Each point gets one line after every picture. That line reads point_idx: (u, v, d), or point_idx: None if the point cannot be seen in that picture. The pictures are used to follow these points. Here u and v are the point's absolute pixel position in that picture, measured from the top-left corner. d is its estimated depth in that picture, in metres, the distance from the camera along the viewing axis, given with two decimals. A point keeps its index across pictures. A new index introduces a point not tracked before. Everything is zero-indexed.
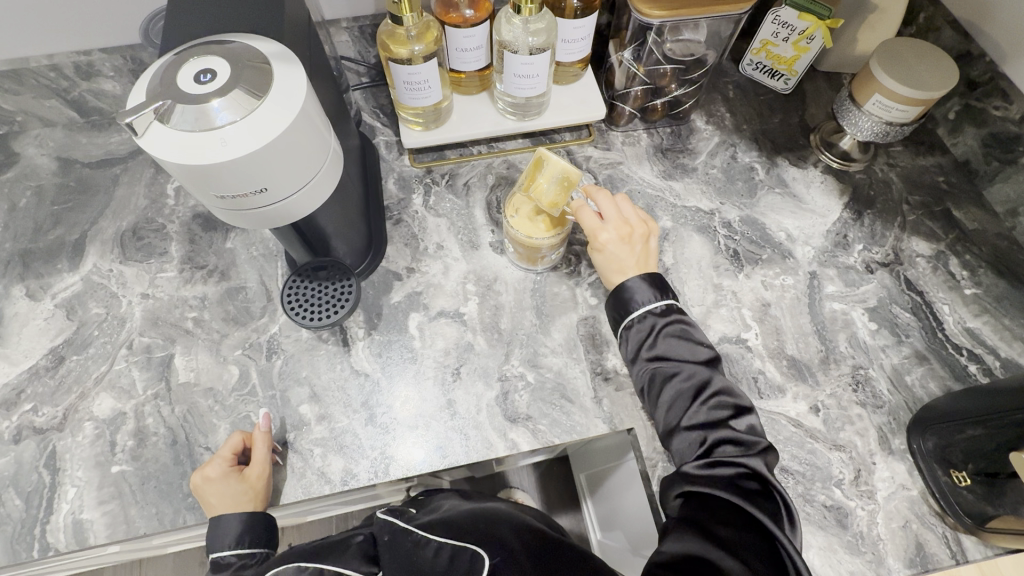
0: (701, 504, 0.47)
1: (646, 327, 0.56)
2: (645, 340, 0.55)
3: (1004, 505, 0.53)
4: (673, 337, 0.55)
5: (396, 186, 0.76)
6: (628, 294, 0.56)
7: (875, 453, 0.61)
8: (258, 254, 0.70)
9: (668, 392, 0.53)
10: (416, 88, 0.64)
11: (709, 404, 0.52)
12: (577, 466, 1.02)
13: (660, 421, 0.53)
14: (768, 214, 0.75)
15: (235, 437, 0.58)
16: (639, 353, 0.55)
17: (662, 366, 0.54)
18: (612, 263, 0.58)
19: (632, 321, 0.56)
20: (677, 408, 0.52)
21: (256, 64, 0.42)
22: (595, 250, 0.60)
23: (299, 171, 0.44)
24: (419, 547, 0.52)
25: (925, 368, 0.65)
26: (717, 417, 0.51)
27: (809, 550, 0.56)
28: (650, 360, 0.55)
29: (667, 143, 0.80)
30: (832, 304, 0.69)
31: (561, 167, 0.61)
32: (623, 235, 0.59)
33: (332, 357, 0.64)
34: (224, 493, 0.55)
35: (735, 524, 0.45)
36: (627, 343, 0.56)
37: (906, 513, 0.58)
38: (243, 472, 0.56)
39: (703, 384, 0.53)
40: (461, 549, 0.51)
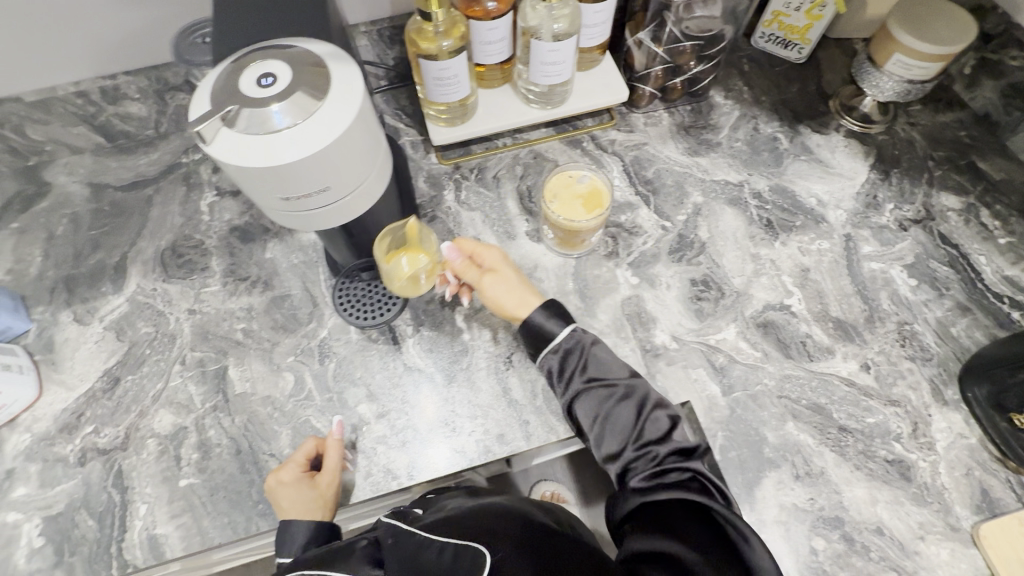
0: (658, 510, 0.48)
1: (577, 350, 0.57)
2: (578, 362, 0.56)
3: None
4: (602, 356, 0.57)
5: (427, 184, 0.77)
6: (535, 326, 0.58)
7: (929, 405, 0.61)
8: (299, 261, 0.71)
9: (608, 411, 0.54)
10: (445, 84, 0.65)
11: (649, 417, 0.54)
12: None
13: (606, 442, 0.54)
14: (797, 181, 0.76)
15: (309, 443, 0.58)
16: (575, 376, 0.56)
17: (600, 386, 0.55)
18: (519, 277, 0.62)
19: (558, 350, 0.57)
20: (619, 423, 0.54)
21: (312, 65, 0.42)
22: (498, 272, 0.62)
23: (351, 175, 0.45)
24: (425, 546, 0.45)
25: (969, 319, 0.66)
26: (653, 423, 0.54)
27: (876, 504, 0.57)
28: (587, 381, 0.56)
29: (688, 121, 0.81)
30: (871, 264, 0.70)
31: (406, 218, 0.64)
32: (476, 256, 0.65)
33: (385, 356, 0.65)
34: (295, 498, 0.55)
35: (693, 517, 0.47)
36: (560, 368, 0.57)
37: (968, 462, 0.58)
38: (315, 478, 0.56)
39: (640, 398, 0.55)
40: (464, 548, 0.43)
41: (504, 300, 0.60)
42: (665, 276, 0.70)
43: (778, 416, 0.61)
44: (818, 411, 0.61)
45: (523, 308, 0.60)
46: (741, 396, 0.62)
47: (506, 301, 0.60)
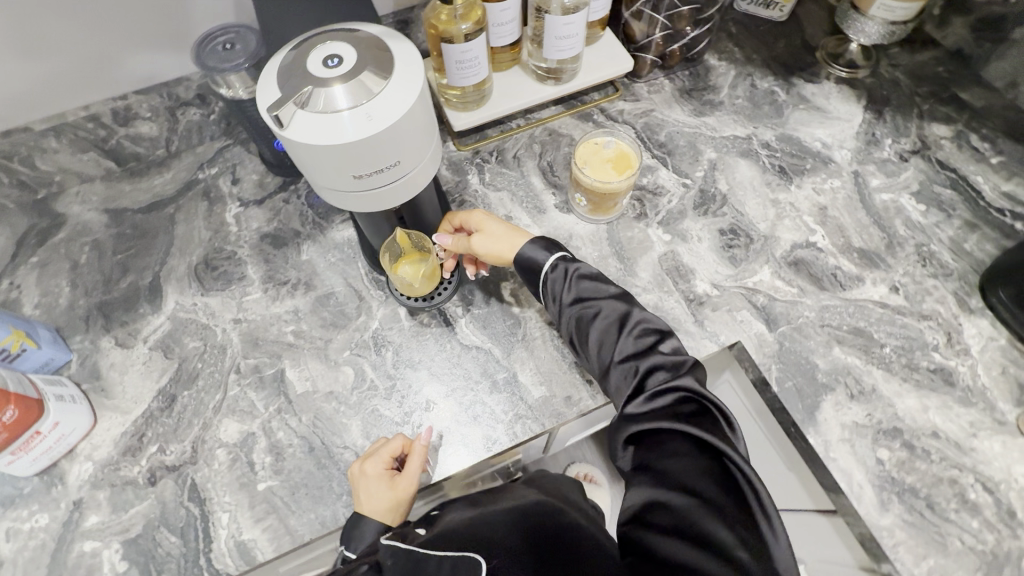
0: (650, 442, 0.51)
1: (560, 277, 0.61)
2: (563, 289, 0.60)
3: None
4: (584, 281, 0.60)
5: (450, 171, 0.78)
6: (527, 260, 0.62)
7: (958, 315, 0.65)
8: (337, 259, 0.72)
9: (595, 332, 0.58)
10: (467, 66, 0.66)
11: (634, 333, 0.57)
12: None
13: (598, 361, 0.58)
14: (800, 128, 0.80)
15: (397, 442, 0.57)
16: (561, 301, 0.60)
17: (584, 309, 0.59)
18: (502, 226, 0.65)
19: (543, 282, 0.62)
20: (606, 342, 0.58)
21: (373, 43, 0.43)
22: (482, 231, 0.65)
23: (418, 149, 0.45)
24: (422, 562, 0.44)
25: (978, 234, 0.71)
26: (638, 339, 0.57)
27: (928, 410, 0.60)
28: (573, 306, 0.60)
29: (688, 85, 0.85)
30: (881, 195, 0.74)
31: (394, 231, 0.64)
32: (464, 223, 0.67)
33: (440, 338, 0.66)
34: (371, 496, 0.54)
35: (682, 450, 0.48)
36: (549, 297, 0.61)
37: (1001, 361, 0.63)
38: (394, 479, 0.55)
39: (623, 319, 0.58)
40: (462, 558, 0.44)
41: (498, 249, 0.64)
42: (695, 230, 0.73)
43: (824, 343, 0.64)
44: (860, 333, 0.65)
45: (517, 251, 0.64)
46: (787, 329, 0.65)
47: (499, 253, 0.64)
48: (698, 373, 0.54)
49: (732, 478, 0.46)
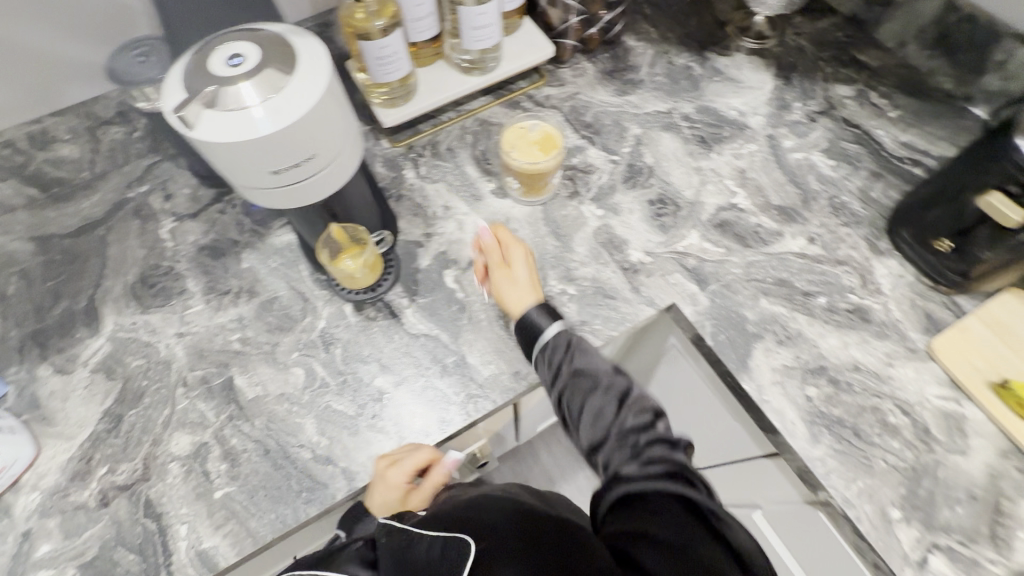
0: (636, 509, 0.47)
1: (562, 345, 0.59)
2: (563, 357, 0.58)
3: (970, 258, 0.62)
4: (586, 353, 0.59)
5: (385, 167, 0.80)
6: (529, 322, 0.61)
7: (870, 258, 0.71)
8: (278, 264, 0.72)
9: (591, 399, 0.55)
10: (387, 62, 0.68)
11: (633, 407, 0.55)
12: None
13: (589, 432, 0.55)
14: (716, 99, 0.85)
15: (427, 455, 0.58)
16: (560, 368, 0.58)
17: (579, 372, 0.57)
18: (527, 281, 0.64)
19: (542, 347, 0.59)
20: (603, 412, 0.55)
21: (276, 41, 0.44)
22: (509, 272, 0.65)
23: (332, 141, 0.46)
24: (413, 540, 0.47)
25: (883, 182, 0.76)
26: (632, 407, 0.54)
27: (849, 346, 0.65)
28: (571, 373, 0.57)
29: (610, 66, 0.88)
30: (794, 155, 0.79)
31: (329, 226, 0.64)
32: (502, 259, 0.67)
33: (388, 330, 0.67)
34: (387, 500, 0.57)
35: (671, 518, 0.45)
36: (546, 362, 0.59)
37: (910, 295, 0.68)
38: (412, 490, 0.59)
39: (623, 392, 0.56)
40: (453, 536, 0.45)
41: (507, 294, 0.64)
42: (626, 202, 0.76)
43: (752, 296, 0.68)
44: (783, 283, 0.69)
45: (523, 306, 0.63)
46: (717, 287, 0.69)
47: (508, 297, 0.64)
48: (691, 455, 0.52)
49: (717, 546, 0.44)
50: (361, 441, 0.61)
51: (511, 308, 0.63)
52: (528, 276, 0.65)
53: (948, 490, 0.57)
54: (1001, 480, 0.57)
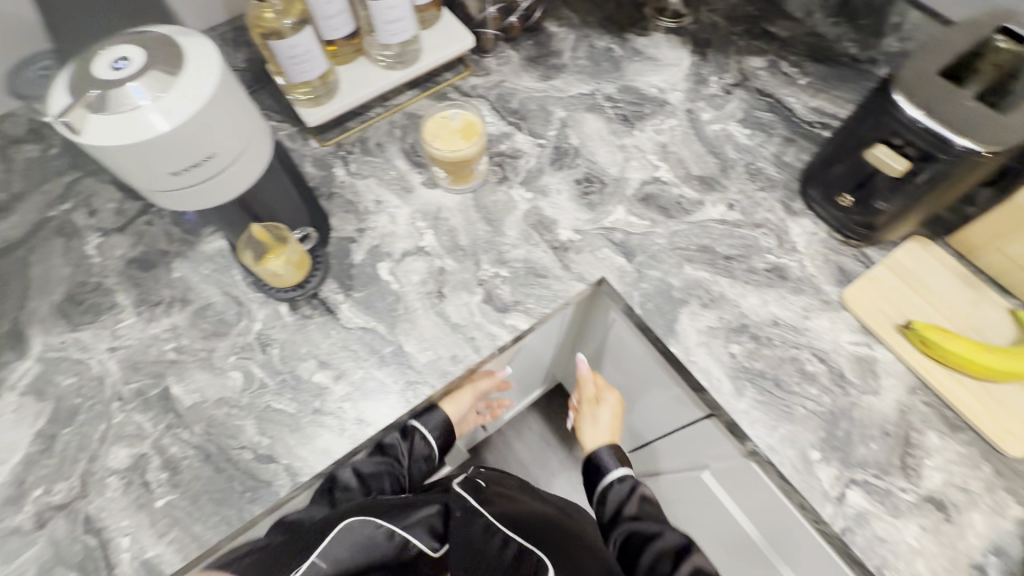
0: None
1: (624, 491, 0.73)
2: (624, 500, 0.73)
3: (870, 210, 0.66)
4: (644, 502, 0.73)
5: (315, 167, 0.80)
6: (598, 462, 0.77)
7: (785, 219, 0.74)
8: (210, 271, 0.72)
9: (651, 548, 0.66)
10: (301, 61, 0.67)
11: (689, 567, 0.64)
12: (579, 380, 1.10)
13: (644, 555, 0.66)
14: (637, 78, 0.87)
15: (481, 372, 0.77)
16: (624, 513, 0.71)
17: (633, 524, 0.69)
18: (605, 436, 0.79)
19: (606, 486, 0.75)
20: (656, 546, 0.66)
21: (164, 44, 0.44)
22: (597, 408, 0.82)
23: (232, 138, 0.47)
24: (489, 535, 0.62)
25: (795, 146, 0.80)
26: (681, 565, 0.64)
27: (768, 304, 0.68)
28: (631, 517, 0.70)
29: (534, 53, 0.90)
30: (712, 126, 0.82)
31: (250, 227, 0.64)
32: (591, 396, 0.83)
33: (324, 326, 0.68)
34: (458, 406, 0.74)
35: None
36: (614, 500, 0.73)
37: (823, 251, 0.71)
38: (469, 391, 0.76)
39: (681, 549, 0.65)
40: (528, 551, 0.60)
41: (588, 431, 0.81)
42: (554, 184, 0.78)
43: (676, 264, 0.71)
44: (706, 249, 0.72)
45: (595, 444, 0.79)
46: (643, 258, 0.71)
47: (586, 434, 0.80)
48: None
49: None
50: (302, 436, 0.61)
51: (586, 442, 0.80)
52: (611, 417, 0.81)
53: (863, 428, 0.60)
54: (911, 414, 0.61)
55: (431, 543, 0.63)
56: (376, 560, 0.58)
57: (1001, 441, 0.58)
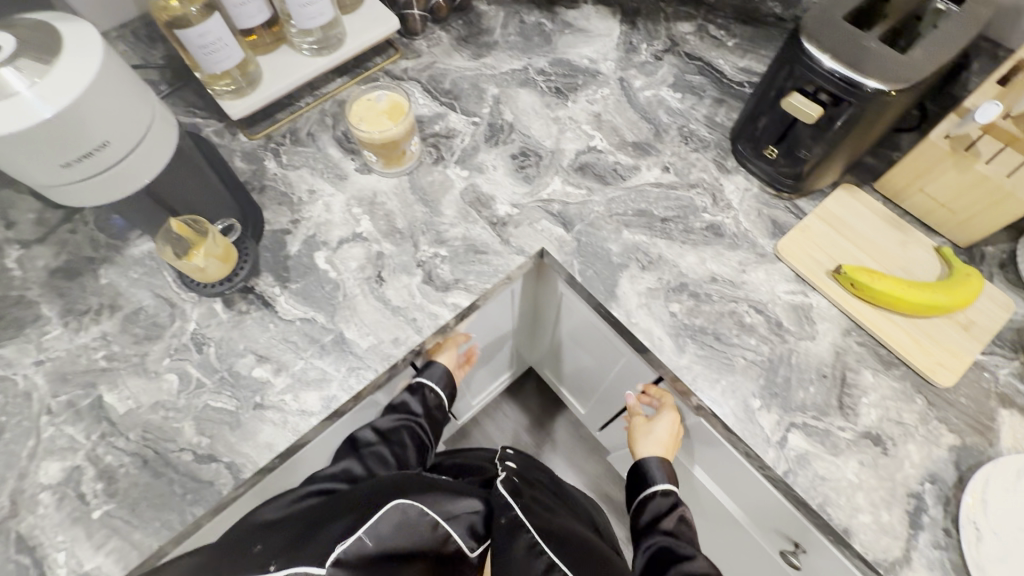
0: None
1: (665, 505, 0.66)
2: (663, 514, 0.65)
3: (795, 160, 0.67)
4: (686, 524, 0.64)
5: (244, 161, 0.78)
6: (644, 469, 0.68)
7: (719, 178, 0.75)
8: (139, 274, 0.70)
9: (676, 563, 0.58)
10: (213, 51, 0.65)
11: None
12: (545, 361, 1.09)
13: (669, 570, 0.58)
14: (568, 50, 0.87)
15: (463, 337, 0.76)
16: (659, 525, 0.64)
17: (666, 541, 0.61)
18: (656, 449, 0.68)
19: (646, 497, 0.67)
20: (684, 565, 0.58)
21: (41, 29, 0.43)
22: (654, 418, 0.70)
23: (126, 124, 0.46)
24: (532, 555, 0.56)
25: (726, 107, 0.81)
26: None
27: (705, 261, 0.69)
28: (665, 531, 0.63)
29: (464, 32, 0.89)
30: (645, 93, 0.83)
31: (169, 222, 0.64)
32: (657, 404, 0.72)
33: (262, 320, 0.66)
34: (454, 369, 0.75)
35: None
36: (651, 510, 0.66)
37: (757, 206, 0.72)
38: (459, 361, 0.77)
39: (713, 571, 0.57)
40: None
41: (638, 440, 0.70)
42: (489, 160, 0.77)
43: (615, 230, 0.71)
44: (643, 213, 0.72)
45: (642, 455, 0.69)
46: (582, 227, 0.72)
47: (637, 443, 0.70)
48: None
49: None
50: (244, 433, 0.60)
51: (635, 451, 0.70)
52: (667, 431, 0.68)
53: (801, 373, 0.61)
54: (846, 356, 0.62)
55: (469, 542, 0.55)
56: (417, 551, 0.50)
57: (932, 373, 0.59)
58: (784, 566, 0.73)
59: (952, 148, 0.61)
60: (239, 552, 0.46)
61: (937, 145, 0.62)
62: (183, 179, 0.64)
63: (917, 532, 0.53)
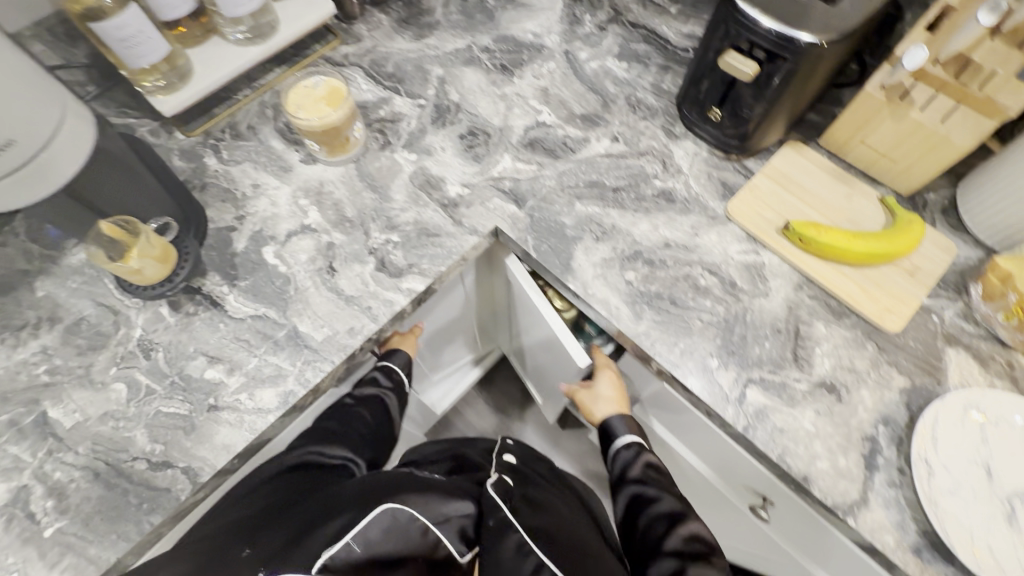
0: None
1: (631, 455, 0.67)
2: (630, 464, 0.66)
3: (739, 120, 0.68)
4: (653, 470, 0.65)
5: (183, 160, 0.75)
6: (607, 427, 0.70)
7: (668, 144, 0.75)
8: (79, 283, 0.67)
9: (645, 512, 0.60)
10: (135, 44, 0.62)
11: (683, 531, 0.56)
12: (512, 348, 1.07)
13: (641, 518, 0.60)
14: (512, 26, 0.86)
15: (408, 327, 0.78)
16: (627, 476, 0.65)
17: (635, 489, 0.63)
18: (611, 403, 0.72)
19: (613, 451, 0.69)
20: (654, 511, 0.59)
21: None
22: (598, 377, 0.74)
23: (32, 123, 0.47)
24: (522, 551, 0.50)
25: (671, 74, 0.81)
26: (678, 529, 0.56)
27: (658, 228, 0.69)
28: (634, 480, 0.64)
29: (404, 14, 0.87)
30: (591, 64, 0.82)
31: (99, 224, 0.61)
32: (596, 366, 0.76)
33: (211, 321, 0.64)
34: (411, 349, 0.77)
35: None
36: (620, 462, 0.67)
37: (706, 169, 0.73)
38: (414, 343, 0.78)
39: (678, 513, 0.59)
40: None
41: (594, 407, 0.73)
42: (437, 142, 0.76)
43: (567, 203, 0.71)
44: (595, 184, 0.72)
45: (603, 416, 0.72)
46: (534, 203, 0.71)
47: (595, 407, 0.73)
48: None
49: None
50: (199, 436, 0.58)
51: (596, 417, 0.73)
52: (611, 384, 0.73)
53: (756, 330, 0.62)
54: (799, 310, 0.63)
55: (460, 546, 0.51)
56: (404, 556, 0.47)
57: (881, 319, 0.61)
58: (756, 521, 0.74)
59: (888, 97, 0.62)
60: (226, 557, 0.44)
61: (873, 96, 0.63)
62: (112, 179, 0.61)
63: (872, 473, 0.55)
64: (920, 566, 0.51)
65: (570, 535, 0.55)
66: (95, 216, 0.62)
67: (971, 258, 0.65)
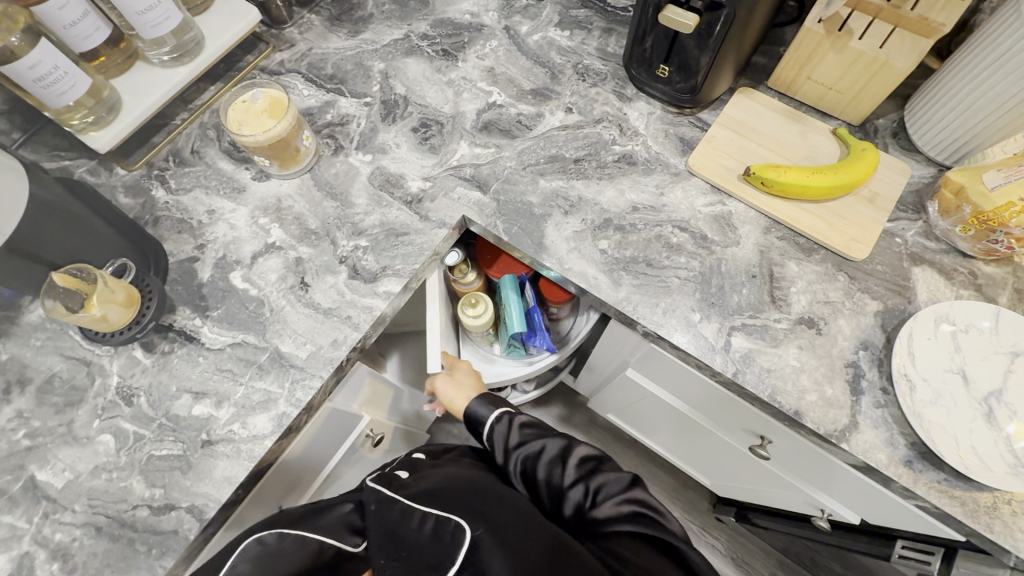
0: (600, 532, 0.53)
1: (505, 424, 0.65)
2: (507, 434, 0.64)
3: (686, 73, 0.68)
4: (527, 424, 0.65)
5: (129, 196, 0.72)
6: (472, 414, 0.67)
7: (622, 108, 0.75)
8: (44, 339, 0.64)
9: (539, 463, 0.61)
10: (53, 82, 0.59)
11: (575, 459, 0.61)
12: None
13: (539, 471, 0.61)
14: (447, 8, 0.84)
15: None
16: (508, 446, 0.64)
17: (521, 450, 0.62)
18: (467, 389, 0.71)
19: (488, 432, 0.66)
20: (547, 458, 0.61)
21: None
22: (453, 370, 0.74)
23: None
24: (406, 516, 0.52)
25: (615, 35, 0.80)
26: (569, 461, 0.60)
27: (622, 192, 0.69)
28: (517, 446, 0.63)
29: (336, 11, 0.84)
30: (533, 37, 0.81)
31: (52, 279, 0.58)
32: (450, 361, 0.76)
33: (189, 356, 0.63)
34: None
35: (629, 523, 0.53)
36: (497, 441, 0.65)
37: (663, 128, 0.73)
38: None
39: (564, 451, 0.62)
40: (445, 518, 0.51)
41: (455, 400, 0.71)
42: (391, 139, 0.74)
43: (531, 181, 0.70)
44: (556, 158, 0.72)
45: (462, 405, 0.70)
46: (498, 186, 0.70)
47: (453, 397, 0.71)
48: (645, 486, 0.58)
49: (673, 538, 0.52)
50: (197, 473, 0.57)
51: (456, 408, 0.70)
52: (468, 371, 0.73)
53: (731, 278, 0.63)
54: (769, 252, 0.64)
55: (351, 539, 0.56)
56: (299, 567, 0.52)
57: (848, 249, 0.63)
58: (756, 458, 0.77)
59: (828, 31, 0.63)
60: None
61: (813, 31, 0.64)
62: (56, 229, 0.59)
63: (859, 397, 0.57)
64: (913, 476, 0.54)
65: (457, 484, 0.58)
66: (45, 269, 0.59)
67: (924, 176, 0.67)
